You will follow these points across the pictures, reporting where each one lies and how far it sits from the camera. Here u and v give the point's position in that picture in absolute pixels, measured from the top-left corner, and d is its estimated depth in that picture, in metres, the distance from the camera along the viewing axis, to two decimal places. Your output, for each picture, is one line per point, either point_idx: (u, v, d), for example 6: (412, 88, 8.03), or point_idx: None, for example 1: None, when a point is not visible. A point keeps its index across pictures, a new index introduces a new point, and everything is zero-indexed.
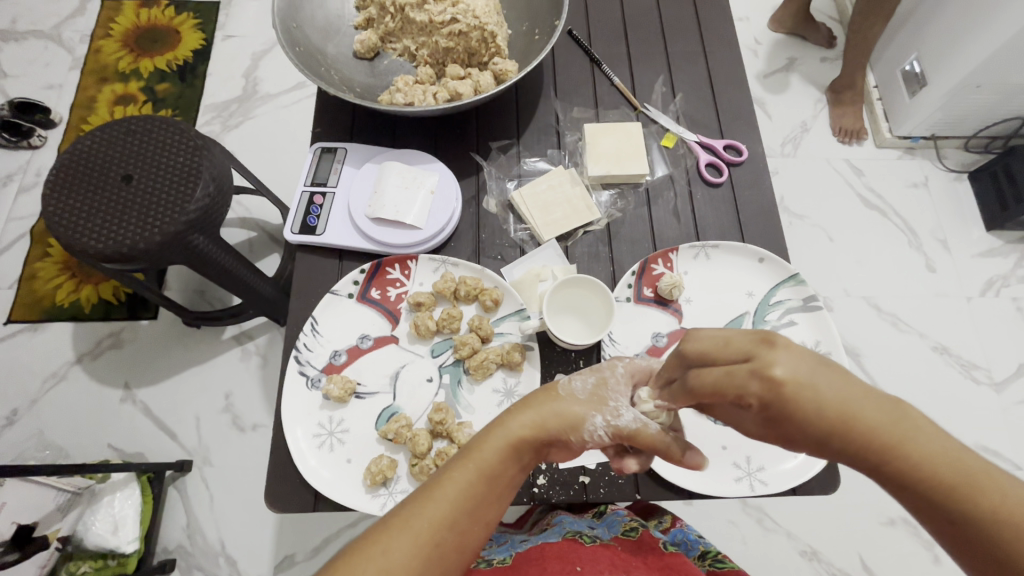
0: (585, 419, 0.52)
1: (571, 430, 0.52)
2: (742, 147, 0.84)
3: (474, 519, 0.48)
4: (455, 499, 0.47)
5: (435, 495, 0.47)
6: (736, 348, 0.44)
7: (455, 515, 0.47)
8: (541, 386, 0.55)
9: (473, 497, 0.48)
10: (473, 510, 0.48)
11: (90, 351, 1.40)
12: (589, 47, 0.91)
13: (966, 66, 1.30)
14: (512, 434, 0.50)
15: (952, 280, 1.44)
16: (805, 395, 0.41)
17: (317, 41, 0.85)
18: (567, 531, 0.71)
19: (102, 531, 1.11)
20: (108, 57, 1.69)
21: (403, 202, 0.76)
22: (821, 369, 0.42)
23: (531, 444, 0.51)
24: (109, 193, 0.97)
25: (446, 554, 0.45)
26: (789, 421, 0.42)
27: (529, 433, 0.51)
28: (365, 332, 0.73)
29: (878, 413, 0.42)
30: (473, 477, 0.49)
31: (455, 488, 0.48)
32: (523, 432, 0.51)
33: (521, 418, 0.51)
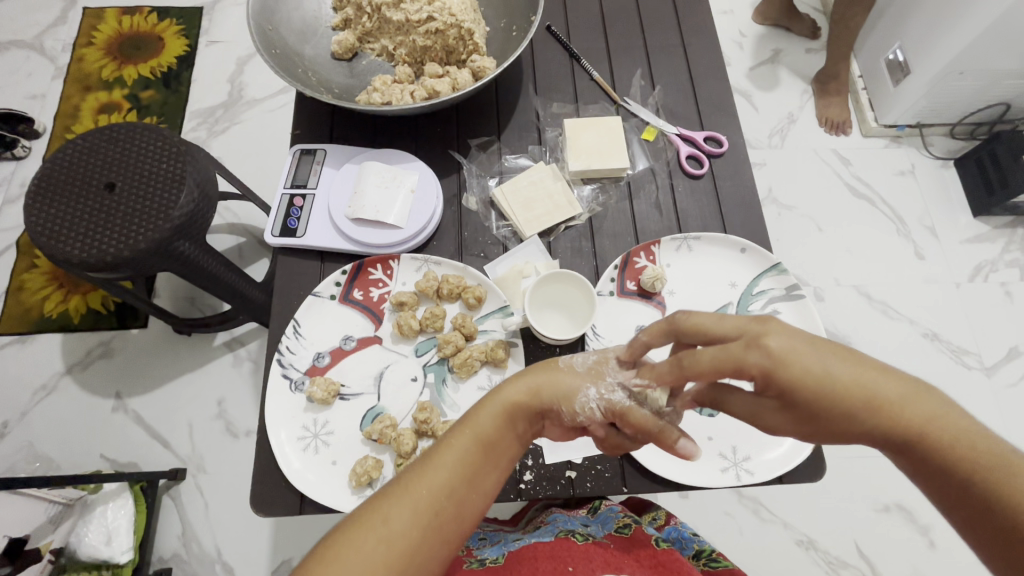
0: (578, 391, 0.52)
1: (561, 400, 0.52)
2: (723, 138, 0.84)
3: (473, 489, 0.48)
4: (451, 468, 0.48)
5: (433, 466, 0.48)
6: (730, 325, 0.46)
7: (453, 486, 0.47)
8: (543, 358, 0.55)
9: (469, 469, 0.48)
10: (470, 480, 0.48)
11: (80, 361, 1.39)
12: (568, 43, 0.91)
13: (948, 54, 1.30)
14: (505, 404, 0.51)
15: (941, 267, 1.45)
16: (808, 369, 0.43)
17: (294, 43, 0.85)
18: (560, 530, 0.70)
19: (95, 542, 1.11)
20: (92, 65, 1.68)
21: (384, 201, 0.76)
22: (821, 347, 0.44)
23: (525, 413, 0.52)
24: (92, 201, 0.96)
25: (445, 523, 0.46)
26: (797, 397, 0.44)
27: (522, 400, 0.51)
28: (348, 333, 0.72)
29: (886, 388, 0.44)
30: (470, 447, 0.49)
31: (451, 458, 0.48)
32: (515, 399, 0.51)
33: (514, 389, 0.52)
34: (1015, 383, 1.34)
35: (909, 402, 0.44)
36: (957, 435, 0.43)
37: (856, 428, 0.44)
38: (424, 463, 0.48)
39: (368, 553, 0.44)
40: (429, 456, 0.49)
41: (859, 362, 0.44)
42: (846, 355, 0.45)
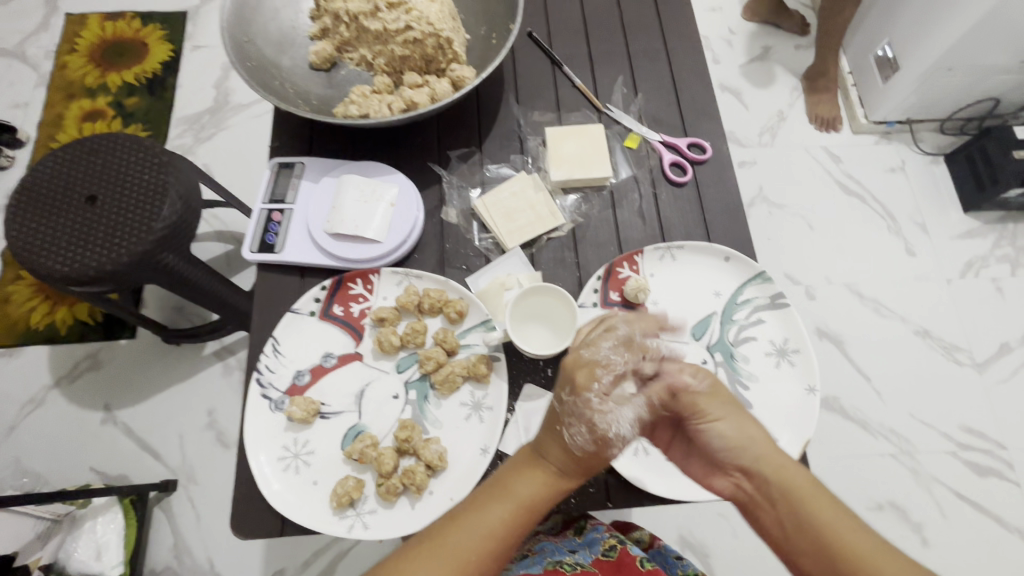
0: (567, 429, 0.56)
1: (591, 389, 0.56)
2: (706, 145, 0.83)
3: (499, 554, 0.51)
4: (493, 527, 0.52)
5: (476, 521, 0.52)
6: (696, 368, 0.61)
7: (490, 547, 0.51)
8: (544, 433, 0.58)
9: (508, 533, 0.52)
10: (505, 545, 0.52)
11: (68, 374, 1.37)
12: (550, 49, 0.90)
13: (937, 50, 1.30)
14: (548, 475, 0.55)
15: (932, 263, 1.45)
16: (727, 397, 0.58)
17: (271, 54, 0.83)
18: (549, 561, 0.69)
19: (85, 557, 1.11)
20: (75, 72, 1.66)
21: (363, 216, 0.75)
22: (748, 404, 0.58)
23: (558, 474, 0.56)
24: (72, 215, 0.95)
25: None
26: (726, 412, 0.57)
27: (557, 469, 0.56)
28: (328, 350, 0.71)
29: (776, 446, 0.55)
30: (508, 513, 0.53)
31: (494, 520, 0.52)
32: (550, 471, 0.56)
33: (554, 458, 0.56)
34: (1006, 379, 1.34)
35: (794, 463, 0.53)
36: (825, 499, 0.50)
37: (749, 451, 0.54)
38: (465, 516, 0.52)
39: None
40: (471, 510, 0.53)
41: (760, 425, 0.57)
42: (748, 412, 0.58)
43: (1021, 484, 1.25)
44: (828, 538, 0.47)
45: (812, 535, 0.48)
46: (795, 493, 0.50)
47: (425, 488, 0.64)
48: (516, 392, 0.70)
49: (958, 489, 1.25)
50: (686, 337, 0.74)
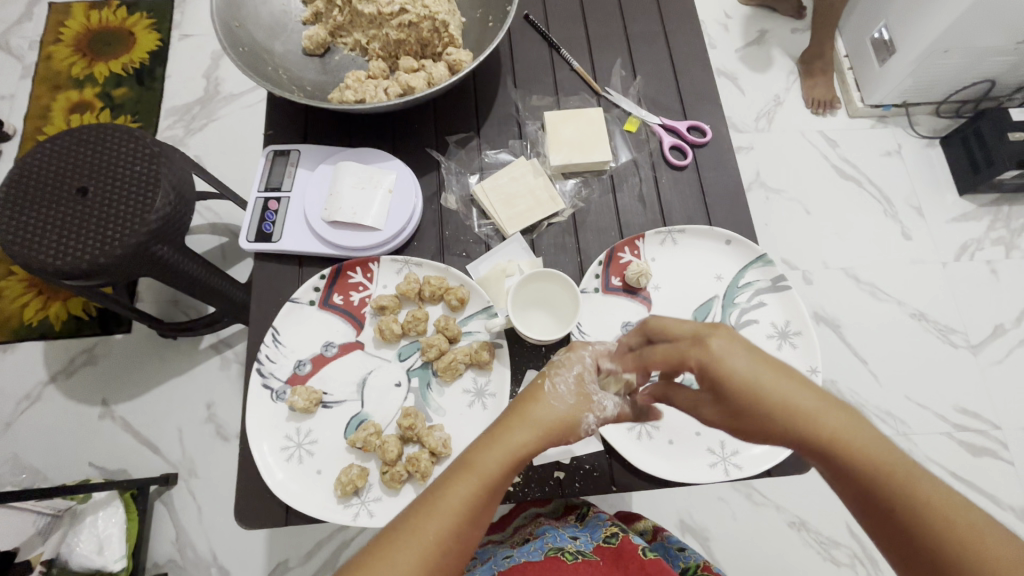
0: (545, 394, 0.54)
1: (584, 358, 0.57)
2: (706, 128, 0.83)
3: (465, 534, 0.47)
4: (456, 510, 0.47)
5: (434, 507, 0.47)
6: (686, 327, 0.51)
7: (453, 530, 0.46)
8: (524, 393, 0.54)
9: (472, 512, 0.47)
10: (470, 524, 0.47)
11: (64, 369, 1.36)
12: (547, 33, 0.88)
13: (934, 31, 1.29)
14: (511, 442, 0.51)
15: (927, 246, 1.45)
16: (739, 371, 0.47)
17: (262, 40, 0.82)
18: (549, 548, 0.70)
19: (87, 551, 1.10)
20: (61, 63, 1.63)
21: (360, 203, 0.74)
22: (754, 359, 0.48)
23: (529, 435, 0.52)
24: (64, 207, 0.93)
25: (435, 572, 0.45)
26: (729, 395, 0.48)
27: (531, 441, 0.51)
28: (329, 339, 0.71)
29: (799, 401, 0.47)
30: (470, 489, 0.48)
31: (455, 502, 0.47)
32: (521, 442, 0.51)
33: (520, 426, 0.52)
34: (1001, 360, 1.35)
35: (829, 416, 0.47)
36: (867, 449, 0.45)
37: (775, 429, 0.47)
38: (424, 505, 0.47)
39: None
40: (430, 498, 0.48)
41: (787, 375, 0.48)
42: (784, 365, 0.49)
43: (1014, 463, 1.27)
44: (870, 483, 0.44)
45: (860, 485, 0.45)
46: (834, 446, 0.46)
47: (429, 475, 0.64)
48: (518, 379, 0.70)
49: (953, 469, 1.27)
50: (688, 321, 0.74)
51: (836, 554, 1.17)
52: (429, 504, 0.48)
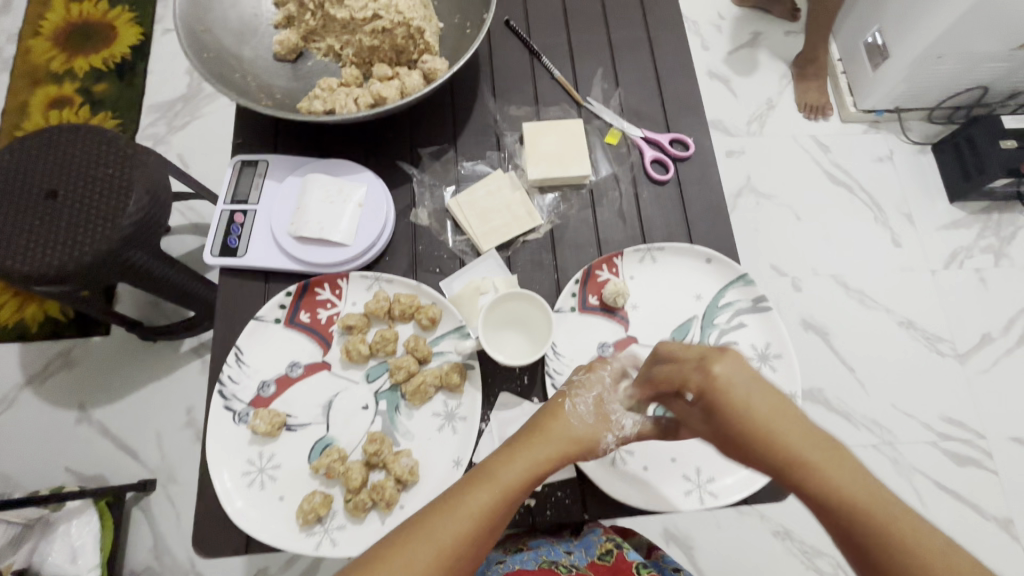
0: (566, 412, 0.55)
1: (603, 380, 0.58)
2: (689, 141, 0.81)
3: (479, 544, 0.46)
4: (474, 514, 0.47)
5: (447, 515, 0.46)
6: (693, 348, 0.51)
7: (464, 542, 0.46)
8: (549, 410, 0.55)
9: (490, 520, 0.47)
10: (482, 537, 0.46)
11: (40, 372, 1.33)
12: (528, 39, 0.86)
13: (928, 36, 1.27)
14: (533, 458, 0.51)
15: (917, 254, 1.44)
16: (734, 399, 0.46)
17: (231, 44, 0.78)
18: (543, 559, 0.67)
19: (59, 560, 1.07)
20: (40, 56, 1.58)
21: (329, 218, 0.71)
22: (757, 383, 0.46)
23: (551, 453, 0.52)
24: (33, 211, 0.90)
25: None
26: (720, 416, 0.47)
27: (552, 458, 0.52)
28: (295, 359, 0.68)
29: (803, 444, 0.43)
30: (489, 498, 0.48)
31: (475, 507, 0.47)
32: (544, 457, 0.51)
33: (542, 443, 0.52)
34: (988, 369, 1.34)
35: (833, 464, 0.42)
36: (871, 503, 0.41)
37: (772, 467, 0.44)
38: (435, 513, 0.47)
39: None
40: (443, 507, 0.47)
41: (795, 414, 0.45)
42: (783, 397, 0.46)
43: (999, 473, 1.26)
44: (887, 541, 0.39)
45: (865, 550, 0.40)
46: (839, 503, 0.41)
47: (395, 503, 0.62)
48: (491, 402, 0.68)
49: (938, 479, 1.26)
50: (666, 342, 0.72)
51: (821, 565, 1.16)
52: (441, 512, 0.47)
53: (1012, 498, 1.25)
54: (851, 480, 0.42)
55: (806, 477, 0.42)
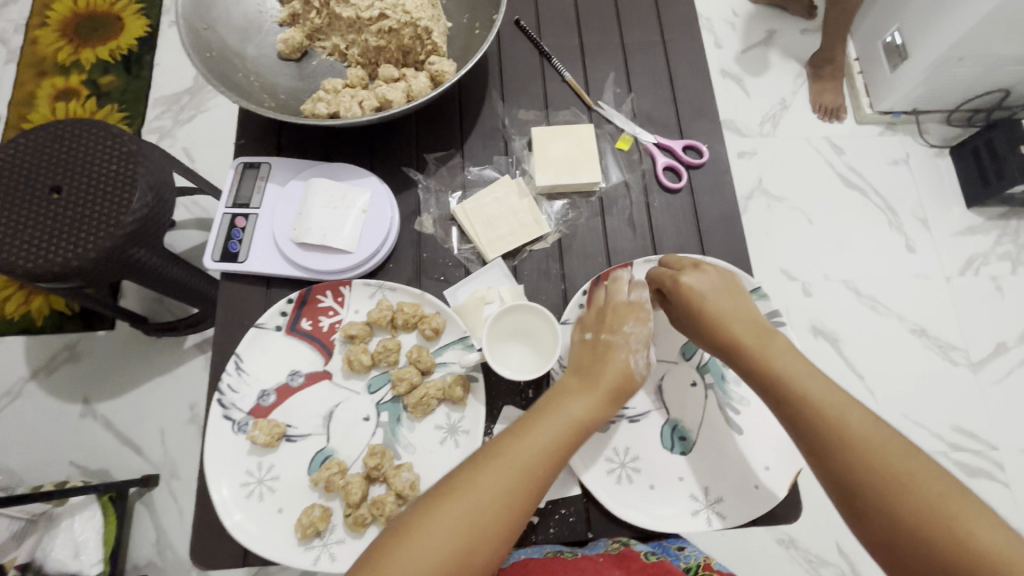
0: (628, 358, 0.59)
1: (627, 323, 0.62)
2: (702, 148, 0.78)
3: (559, 460, 0.53)
4: (551, 439, 0.53)
5: (528, 436, 0.53)
6: (685, 263, 0.65)
7: (521, 481, 0.51)
8: (607, 352, 0.60)
9: (565, 441, 0.54)
10: (540, 475, 0.52)
11: (45, 365, 1.33)
12: (538, 39, 0.83)
13: (948, 39, 1.23)
14: (601, 390, 0.57)
15: (932, 260, 1.41)
16: (701, 304, 0.61)
17: (234, 43, 0.76)
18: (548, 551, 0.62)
19: (63, 555, 1.08)
20: (47, 47, 1.57)
21: (332, 224, 0.69)
22: (730, 301, 0.62)
23: (591, 397, 0.56)
24: (35, 207, 0.88)
25: (530, 489, 0.51)
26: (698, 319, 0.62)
27: (619, 386, 0.58)
28: (295, 368, 0.67)
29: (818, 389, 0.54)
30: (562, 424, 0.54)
31: (551, 433, 0.53)
32: (613, 384, 0.58)
33: (609, 377, 0.58)
34: (1001, 379, 1.31)
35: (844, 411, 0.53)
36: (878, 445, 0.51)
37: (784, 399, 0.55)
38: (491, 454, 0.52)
39: (475, 506, 0.48)
40: (495, 449, 0.52)
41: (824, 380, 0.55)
42: (733, 297, 0.62)
43: (1009, 485, 1.24)
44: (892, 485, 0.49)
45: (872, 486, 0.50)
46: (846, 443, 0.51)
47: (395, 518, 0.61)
48: (494, 415, 0.67)
49: None
50: (675, 356, 0.70)
51: None
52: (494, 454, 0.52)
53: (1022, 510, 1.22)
54: (828, 395, 0.54)
55: (819, 417, 0.53)
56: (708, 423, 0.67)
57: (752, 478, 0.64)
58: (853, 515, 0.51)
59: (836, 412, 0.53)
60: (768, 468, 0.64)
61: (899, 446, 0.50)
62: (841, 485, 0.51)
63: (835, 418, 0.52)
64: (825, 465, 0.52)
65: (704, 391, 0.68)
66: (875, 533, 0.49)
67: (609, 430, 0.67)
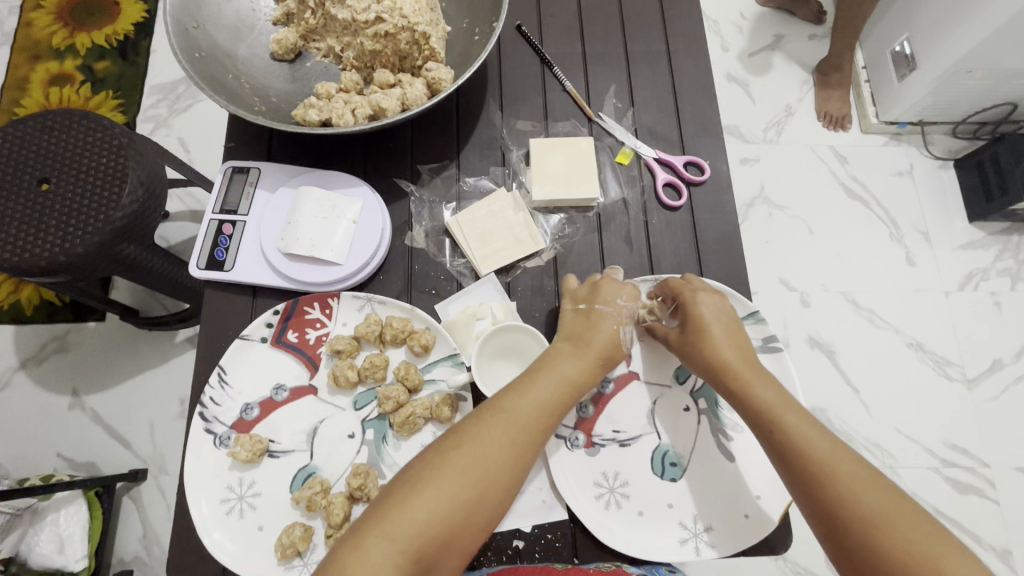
0: (616, 329, 0.62)
1: (620, 297, 0.63)
2: (704, 165, 0.76)
3: (555, 417, 0.56)
4: (547, 398, 0.56)
5: (523, 393, 0.56)
6: (698, 283, 0.65)
7: (523, 436, 0.53)
8: (595, 319, 0.62)
9: (560, 400, 0.57)
10: (541, 431, 0.55)
11: (35, 355, 1.31)
12: (540, 46, 0.81)
13: (956, 51, 1.21)
14: (591, 352, 0.60)
15: (932, 274, 1.39)
16: (706, 328, 0.61)
17: (226, 43, 0.74)
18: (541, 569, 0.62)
19: (46, 551, 1.04)
20: (41, 30, 1.54)
21: (321, 234, 0.68)
22: (726, 328, 0.62)
23: (585, 361, 0.59)
24: (16, 198, 0.83)
25: (528, 444, 0.53)
26: (700, 339, 0.61)
27: (605, 352, 0.60)
28: (280, 382, 0.66)
29: (795, 421, 0.54)
30: (556, 384, 0.57)
31: (545, 394, 0.56)
32: (601, 348, 0.60)
33: (596, 342, 0.60)
34: (997, 397, 1.30)
35: (824, 443, 0.52)
36: (856, 478, 0.50)
37: (768, 430, 0.55)
38: (493, 411, 0.54)
39: (474, 462, 0.51)
40: (496, 409, 0.54)
41: (798, 409, 0.55)
42: (735, 326, 0.62)
43: (1000, 503, 1.23)
44: (875, 524, 0.47)
45: (858, 524, 0.48)
46: (824, 477, 0.50)
47: None
48: None
49: (938, 506, 1.23)
50: (669, 380, 0.68)
51: None
52: (495, 413, 0.54)
53: (1013, 529, 1.22)
54: (806, 426, 0.53)
55: (795, 452, 0.52)
56: (700, 449, 0.65)
57: (743, 507, 0.62)
58: (836, 548, 0.49)
59: (810, 442, 0.52)
60: (759, 497, 0.63)
61: (879, 483, 0.50)
62: (826, 520, 0.50)
63: (808, 448, 0.52)
64: (810, 499, 0.51)
65: (697, 416, 0.67)
66: (858, 569, 0.47)
67: (598, 454, 0.65)
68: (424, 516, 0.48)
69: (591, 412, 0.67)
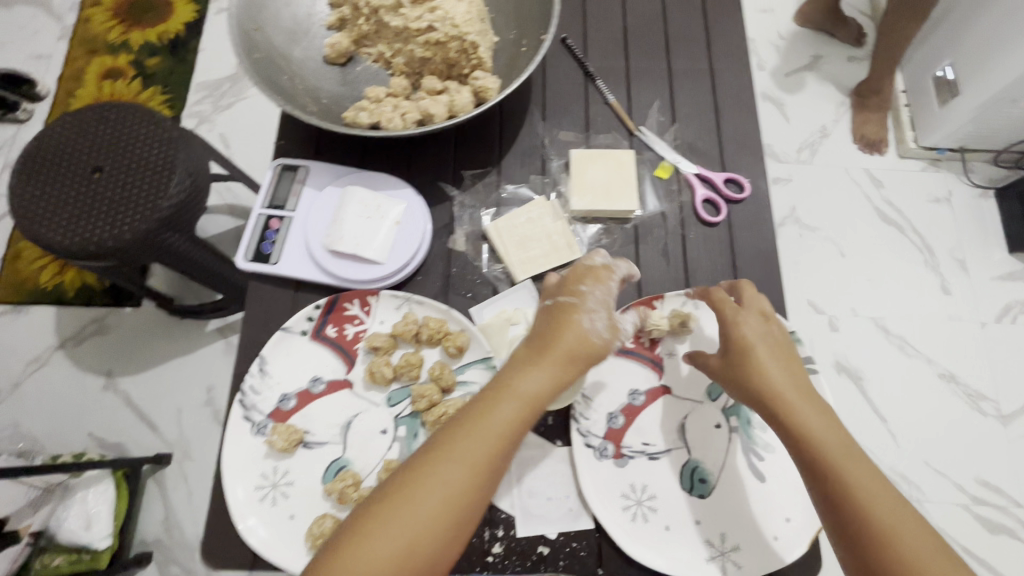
0: (579, 321, 0.57)
1: (586, 287, 0.60)
2: (744, 183, 0.76)
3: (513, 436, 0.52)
4: (502, 418, 0.52)
5: (479, 415, 0.52)
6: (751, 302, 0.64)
7: (486, 452, 0.51)
8: (558, 318, 0.58)
9: (517, 416, 0.53)
10: (506, 442, 0.52)
11: (74, 336, 1.36)
12: (584, 59, 0.82)
13: (1003, 78, 1.18)
14: (551, 358, 0.55)
15: (968, 304, 1.36)
16: (756, 352, 0.60)
17: (282, 45, 0.77)
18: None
19: (75, 527, 1.07)
20: (99, 27, 1.61)
21: (364, 233, 0.70)
22: (775, 355, 0.60)
23: (544, 364, 0.55)
24: (75, 186, 0.87)
25: (484, 467, 0.50)
26: (747, 361, 0.60)
27: (565, 354, 0.56)
28: (317, 374, 0.67)
29: (847, 460, 0.52)
30: (514, 402, 0.53)
31: (500, 413, 0.52)
32: (561, 353, 0.56)
33: (556, 346, 0.56)
34: None
35: (874, 486, 0.51)
36: (903, 526, 0.49)
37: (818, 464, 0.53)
38: (447, 436, 0.51)
39: (426, 493, 0.48)
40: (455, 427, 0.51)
41: (849, 447, 0.54)
42: (785, 353, 0.61)
43: None
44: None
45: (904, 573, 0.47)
46: (873, 520, 0.49)
47: None
48: None
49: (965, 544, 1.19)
50: (700, 396, 0.68)
51: None
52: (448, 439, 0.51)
53: None
54: (857, 467, 0.52)
55: (845, 492, 0.51)
56: (729, 467, 0.65)
57: (772, 530, 0.62)
58: None
59: (858, 484, 0.51)
60: (789, 520, 0.62)
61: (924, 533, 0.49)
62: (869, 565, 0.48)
63: (860, 489, 0.51)
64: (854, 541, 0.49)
65: (727, 433, 0.66)
66: None
67: (627, 466, 0.65)
68: (378, 554, 0.46)
69: (621, 422, 0.67)
